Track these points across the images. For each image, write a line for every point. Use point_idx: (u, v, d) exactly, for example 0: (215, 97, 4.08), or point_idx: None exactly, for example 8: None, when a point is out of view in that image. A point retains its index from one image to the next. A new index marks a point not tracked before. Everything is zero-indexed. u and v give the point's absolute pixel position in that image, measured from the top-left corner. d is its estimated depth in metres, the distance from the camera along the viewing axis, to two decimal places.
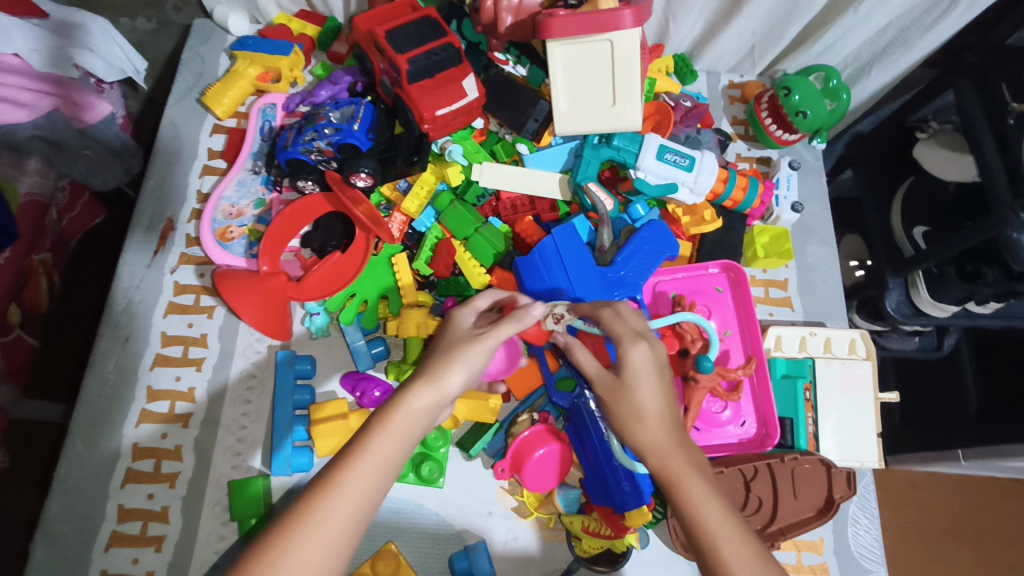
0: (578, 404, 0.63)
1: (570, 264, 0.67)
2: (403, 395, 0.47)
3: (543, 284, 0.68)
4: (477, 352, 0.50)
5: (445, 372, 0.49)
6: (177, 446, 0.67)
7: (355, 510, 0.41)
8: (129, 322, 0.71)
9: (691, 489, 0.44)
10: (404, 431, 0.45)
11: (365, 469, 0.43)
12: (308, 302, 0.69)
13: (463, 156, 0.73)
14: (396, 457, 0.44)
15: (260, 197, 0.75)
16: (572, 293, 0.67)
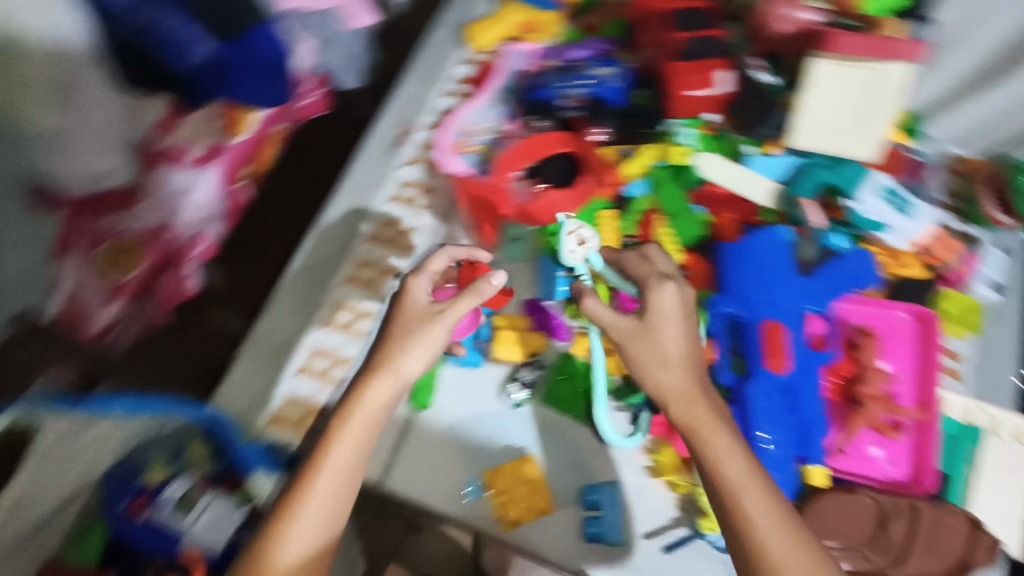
0: (746, 389, 0.65)
1: (771, 265, 0.70)
2: (364, 387, 0.54)
3: (740, 276, 0.70)
4: (433, 331, 0.56)
5: (402, 360, 0.55)
6: (371, 311, 0.76)
7: (336, 495, 0.50)
8: (359, 197, 0.82)
9: (722, 466, 0.50)
10: (362, 431, 0.53)
11: (340, 446, 0.52)
12: (515, 226, 0.77)
13: (694, 140, 0.78)
14: (359, 452, 0.52)
15: (496, 125, 0.83)
16: (767, 290, 0.69)
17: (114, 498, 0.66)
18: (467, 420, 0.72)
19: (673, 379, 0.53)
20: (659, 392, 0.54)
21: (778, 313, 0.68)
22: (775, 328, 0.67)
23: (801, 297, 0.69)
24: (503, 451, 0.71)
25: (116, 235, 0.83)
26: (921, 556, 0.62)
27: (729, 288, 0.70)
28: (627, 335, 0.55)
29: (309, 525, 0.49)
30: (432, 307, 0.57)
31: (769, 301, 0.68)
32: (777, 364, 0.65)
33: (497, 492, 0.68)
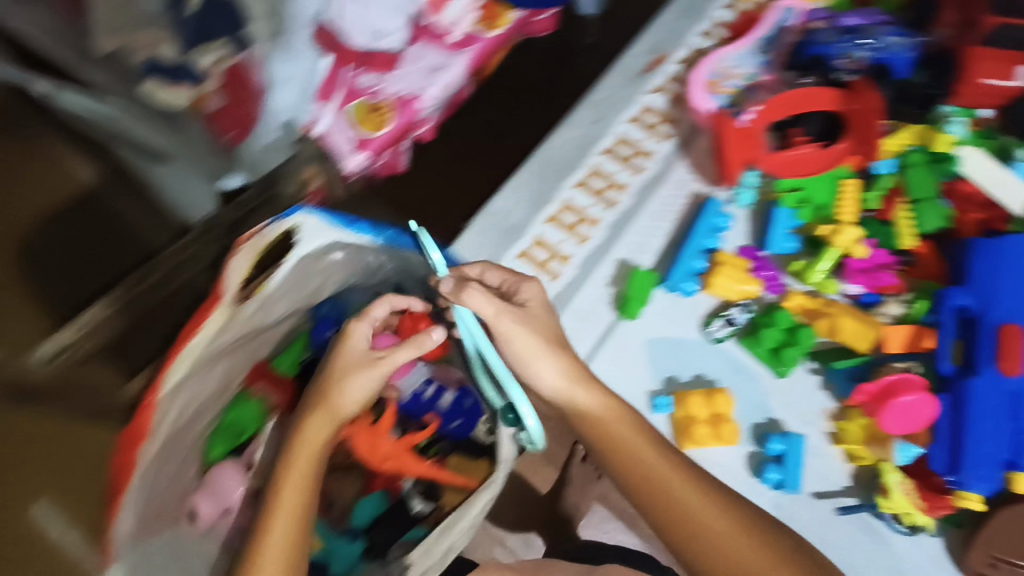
0: (970, 384, 0.65)
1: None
2: (301, 426, 0.59)
3: (989, 272, 0.68)
4: (371, 373, 0.60)
5: (338, 401, 0.59)
6: (598, 217, 0.78)
7: (290, 536, 0.55)
8: (604, 111, 0.84)
9: (655, 476, 0.57)
10: (306, 465, 0.57)
11: (303, 447, 0.58)
12: (748, 175, 0.79)
13: (960, 133, 0.75)
14: (310, 472, 0.58)
15: (754, 72, 0.83)
16: (1014, 299, 0.67)
17: (320, 326, 0.81)
18: (665, 341, 0.75)
19: (556, 373, 0.59)
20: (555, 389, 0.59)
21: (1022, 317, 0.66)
22: (1015, 331, 0.65)
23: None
24: (693, 378, 0.73)
25: (373, 93, 0.85)
26: None
27: (969, 283, 0.69)
28: (533, 351, 0.59)
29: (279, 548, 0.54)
30: (371, 352, 0.62)
31: (1014, 303, 0.67)
32: (1011, 368, 0.64)
33: (686, 413, 0.70)
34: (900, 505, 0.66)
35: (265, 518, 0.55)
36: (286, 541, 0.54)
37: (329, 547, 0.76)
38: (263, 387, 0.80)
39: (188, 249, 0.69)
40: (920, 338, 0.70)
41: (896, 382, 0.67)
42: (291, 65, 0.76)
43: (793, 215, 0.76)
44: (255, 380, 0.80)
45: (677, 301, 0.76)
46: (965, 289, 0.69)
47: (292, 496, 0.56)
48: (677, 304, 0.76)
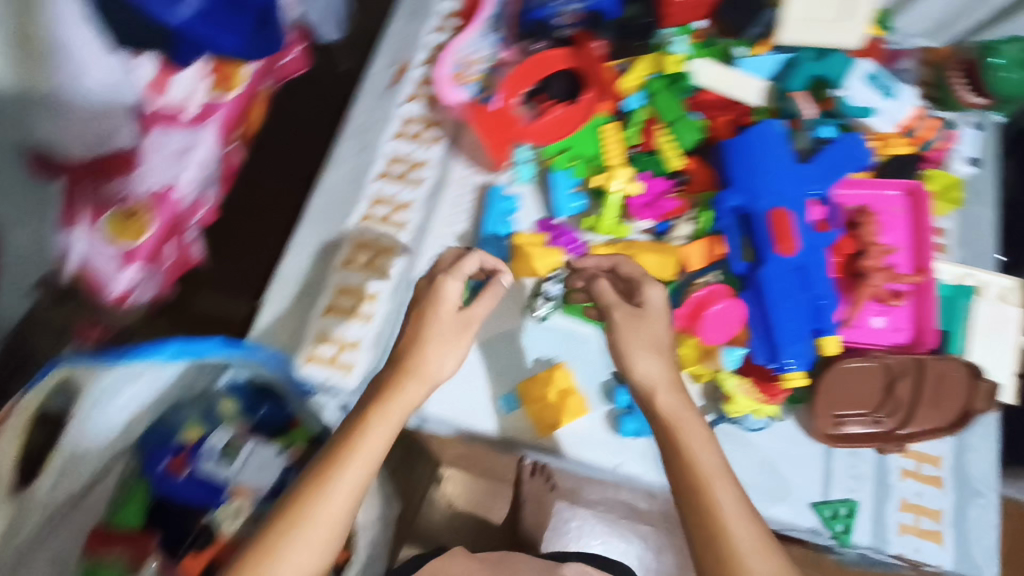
0: (757, 273, 0.70)
1: (767, 152, 0.73)
2: (391, 389, 0.51)
3: (742, 169, 0.73)
4: (450, 334, 0.55)
5: (428, 364, 0.53)
6: (391, 244, 0.77)
7: (323, 541, 0.45)
8: (365, 138, 0.82)
9: (720, 494, 0.46)
10: (338, 495, 0.46)
11: (399, 406, 0.51)
12: (519, 149, 0.79)
13: (685, 48, 0.81)
14: (355, 496, 0.47)
15: (493, 53, 0.82)
16: (774, 186, 0.72)
17: (154, 457, 0.75)
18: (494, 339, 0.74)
19: (675, 398, 0.51)
20: (664, 414, 0.51)
21: (784, 200, 0.71)
22: (780, 214, 0.70)
23: (801, 188, 0.72)
24: (534, 365, 0.74)
25: (122, 200, 0.80)
26: (931, 408, 0.70)
27: (732, 183, 0.73)
28: (632, 343, 0.53)
29: (298, 558, 0.44)
30: (457, 314, 0.56)
31: (769, 191, 0.71)
32: (784, 250, 0.70)
33: (534, 401, 0.71)
34: (745, 405, 0.70)
35: (307, 496, 0.46)
36: (322, 537, 0.45)
37: None
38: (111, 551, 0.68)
39: None
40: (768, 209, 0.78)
41: (704, 298, 0.71)
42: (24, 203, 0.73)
43: (570, 175, 0.78)
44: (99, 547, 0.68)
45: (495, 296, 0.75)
46: (733, 191, 0.73)
47: (341, 500, 0.46)
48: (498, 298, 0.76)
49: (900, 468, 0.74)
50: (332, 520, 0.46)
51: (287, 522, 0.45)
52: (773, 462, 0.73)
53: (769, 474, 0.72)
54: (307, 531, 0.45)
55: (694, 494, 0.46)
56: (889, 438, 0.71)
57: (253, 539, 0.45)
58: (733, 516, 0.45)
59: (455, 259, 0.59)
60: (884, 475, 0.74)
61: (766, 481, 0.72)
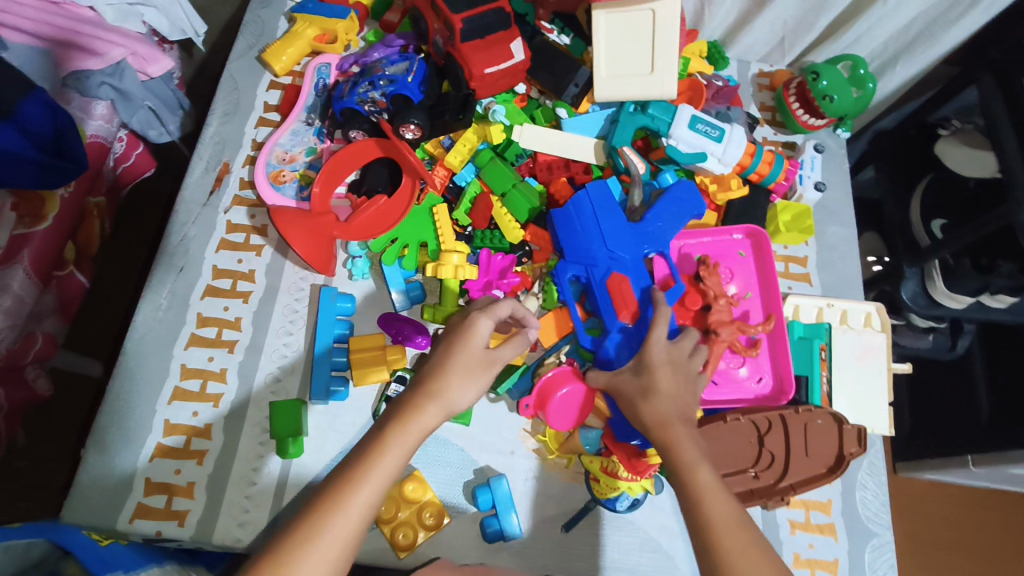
0: (602, 347, 0.68)
1: (595, 213, 0.71)
2: (418, 409, 0.51)
3: (572, 237, 0.71)
4: (483, 374, 0.55)
5: (450, 390, 0.53)
6: (222, 368, 0.71)
7: (348, 541, 0.44)
8: (185, 255, 0.76)
9: (685, 454, 0.51)
10: (377, 490, 0.46)
11: (417, 430, 0.50)
12: (352, 244, 0.75)
13: (505, 117, 0.78)
14: (382, 496, 0.47)
15: (312, 146, 0.80)
16: (609, 252, 0.70)
17: None
18: (340, 454, 0.68)
19: (659, 408, 0.54)
20: (655, 415, 0.54)
21: (619, 262, 0.70)
22: (616, 279, 0.68)
23: (636, 247, 0.70)
24: None
25: None
26: (802, 458, 0.66)
27: (565, 253, 0.71)
28: (667, 365, 0.57)
29: (328, 551, 0.43)
30: (489, 353, 0.56)
31: (600, 258, 0.70)
32: (626, 316, 0.67)
33: (385, 520, 0.65)
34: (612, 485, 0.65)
35: (325, 512, 0.44)
36: (352, 538, 0.44)
37: None
38: None
39: None
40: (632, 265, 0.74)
41: (552, 380, 0.68)
42: None
43: (403, 266, 0.75)
44: None
45: (334, 407, 0.70)
46: (568, 262, 0.71)
47: (358, 516, 0.45)
48: (339, 412, 0.71)
49: (790, 522, 0.69)
50: (338, 540, 0.44)
51: (299, 539, 0.43)
52: (654, 538, 0.67)
53: (652, 553, 0.67)
54: (340, 522, 0.44)
55: (670, 463, 0.51)
56: (770, 494, 0.66)
57: (289, 530, 0.44)
58: (736, 518, 0.47)
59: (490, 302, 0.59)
60: (773, 532, 0.68)
61: (653, 562, 0.66)
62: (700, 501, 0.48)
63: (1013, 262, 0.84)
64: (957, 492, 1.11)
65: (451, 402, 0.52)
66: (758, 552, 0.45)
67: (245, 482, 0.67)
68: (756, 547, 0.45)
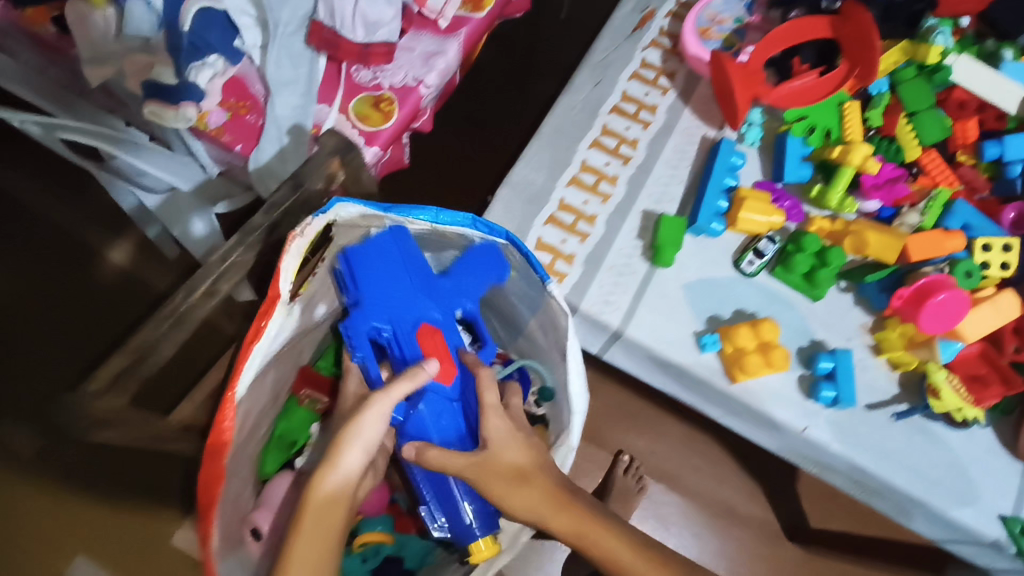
0: (465, 401, 0.70)
1: (400, 256, 0.70)
2: (310, 490, 0.55)
3: (376, 289, 0.70)
4: (368, 425, 0.58)
5: (346, 457, 0.57)
6: (615, 175, 0.80)
7: (311, 573, 0.53)
8: (603, 72, 0.85)
9: (587, 532, 0.58)
10: (316, 528, 0.54)
11: (340, 475, 0.56)
12: (754, 111, 0.80)
13: (946, 42, 0.78)
14: (333, 524, 0.55)
15: (740, 16, 0.85)
16: (393, 330, 0.70)
17: None
18: (699, 281, 0.76)
19: (536, 493, 0.59)
20: (517, 501, 0.59)
21: (435, 317, 0.72)
22: (426, 330, 0.71)
23: (429, 299, 0.72)
24: (734, 314, 0.75)
25: (374, 87, 0.86)
26: None
27: (363, 305, 0.70)
28: (507, 438, 0.61)
29: (301, 572, 0.52)
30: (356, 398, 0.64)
31: (408, 311, 0.71)
32: (442, 377, 0.70)
33: (733, 347, 0.72)
34: (950, 402, 0.69)
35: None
36: (308, 566, 0.53)
37: (400, 540, 0.80)
38: (310, 393, 0.80)
39: (228, 258, 0.64)
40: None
41: (927, 286, 0.70)
42: (288, 70, 0.85)
43: (803, 144, 0.78)
44: (301, 387, 0.80)
45: (703, 241, 0.78)
46: (371, 316, 0.70)
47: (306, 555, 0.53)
48: (711, 247, 0.78)
49: None
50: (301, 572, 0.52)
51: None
52: (962, 463, 0.72)
53: (956, 477, 0.71)
54: (299, 556, 0.53)
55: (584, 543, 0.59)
56: None
57: None
58: None
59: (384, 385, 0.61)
60: None
61: (954, 480, 0.71)
62: (617, 558, 0.57)
63: None
64: None
65: (341, 464, 0.56)
66: None
67: (614, 271, 0.76)
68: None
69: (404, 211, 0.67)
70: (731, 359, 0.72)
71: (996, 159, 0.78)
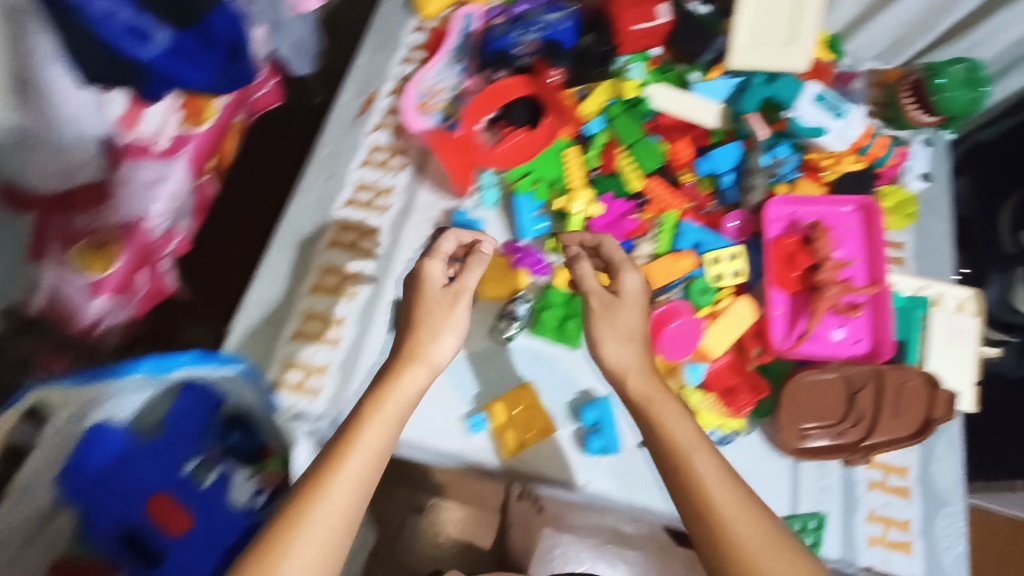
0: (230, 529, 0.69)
1: (122, 453, 0.69)
2: (393, 379, 0.54)
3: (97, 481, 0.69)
4: (457, 312, 0.58)
5: (431, 351, 0.56)
6: (358, 270, 0.78)
7: (336, 521, 0.47)
8: (333, 167, 0.84)
9: (696, 463, 0.51)
10: (353, 484, 0.48)
11: (398, 396, 0.53)
12: (484, 175, 0.81)
13: (640, 75, 0.83)
14: (370, 474, 0.50)
15: (456, 83, 0.85)
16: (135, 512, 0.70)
17: (101, 515, 0.70)
18: (461, 360, 0.75)
19: (635, 359, 0.57)
20: (708, 469, 0.50)
21: (168, 478, 0.71)
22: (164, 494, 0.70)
23: (159, 463, 0.71)
24: (500, 385, 0.75)
25: (92, 233, 0.82)
26: (891, 418, 0.71)
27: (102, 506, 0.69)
28: (608, 334, 0.58)
29: (301, 559, 0.45)
30: (447, 290, 0.59)
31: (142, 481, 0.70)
32: (181, 529, 0.69)
33: (500, 422, 0.71)
34: (709, 419, 0.72)
35: (309, 498, 0.47)
36: (339, 530, 0.47)
37: None
38: None
39: None
40: (746, 228, 0.80)
41: (664, 315, 0.74)
42: None
43: (532, 199, 0.80)
44: None
45: None
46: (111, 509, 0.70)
47: (375, 434, 0.51)
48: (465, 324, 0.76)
49: (868, 480, 0.74)
50: (330, 518, 0.47)
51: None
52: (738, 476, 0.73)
53: None
54: (306, 532, 0.46)
55: (681, 478, 0.51)
56: (854, 450, 0.71)
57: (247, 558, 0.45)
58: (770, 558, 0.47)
59: (433, 243, 0.62)
60: (851, 488, 0.74)
61: None
62: (748, 559, 0.47)
63: None
64: None
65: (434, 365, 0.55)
66: (784, 555, 0.47)
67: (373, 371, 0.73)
68: (773, 551, 0.47)
69: (125, 367, 0.63)
70: (502, 431, 0.71)
71: (711, 174, 0.83)
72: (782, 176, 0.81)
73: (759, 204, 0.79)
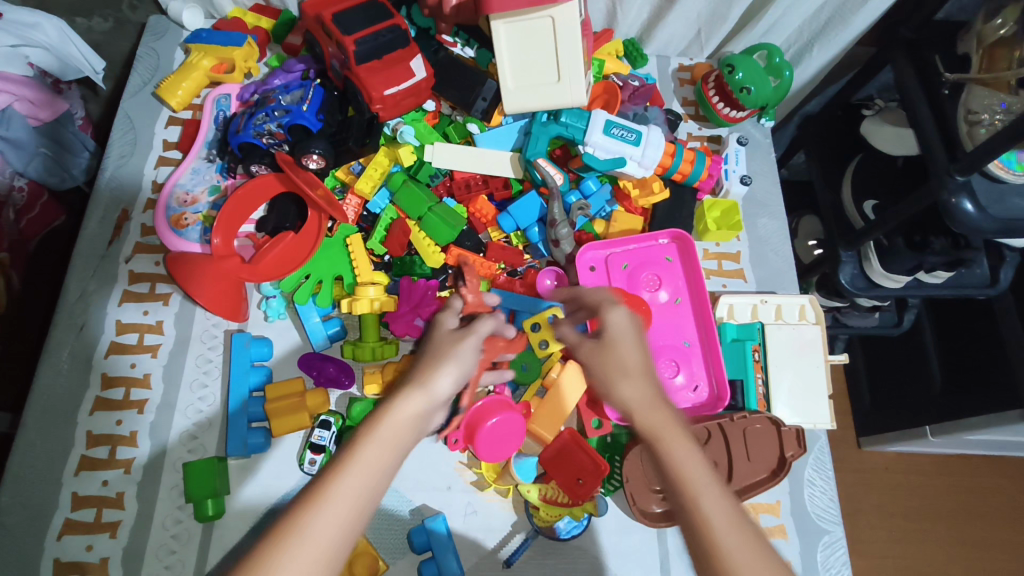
0: None
1: None
2: (393, 401, 0.47)
3: None
4: (465, 351, 0.52)
5: (435, 376, 0.49)
6: (132, 432, 0.67)
7: (336, 532, 0.41)
8: (84, 311, 0.71)
9: (687, 466, 0.44)
10: (354, 496, 0.42)
11: (397, 420, 0.46)
12: (263, 285, 0.71)
13: (414, 137, 0.74)
14: (379, 475, 0.44)
15: (215, 184, 0.75)
16: None
17: None
18: (261, 512, 0.65)
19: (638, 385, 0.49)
20: (685, 473, 0.44)
21: None
22: None
23: None
24: None
25: None
26: (744, 463, 0.65)
27: None
28: (613, 369, 0.50)
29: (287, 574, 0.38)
30: (460, 332, 0.55)
31: None
32: None
33: None
34: (552, 512, 0.65)
35: (304, 508, 0.41)
36: (329, 543, 0.40)
37: None
38: None
39: None
40: (562, 284, 0.73)
41: (482, 409, 0.64)
42: None
43: (317, 304, 0.71)
44: None
45: (255, 461, 0.66)
46: None
47: (374, 454, 0.44)
48: (262, 465, 0.67)
49: None
50: (323, 537, 0.40)
51: None
52: (603, 563, 0.66)
53: None
54: (294, 547, 0.39)
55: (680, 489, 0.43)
56: None
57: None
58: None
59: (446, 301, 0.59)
60: None
61: None
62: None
63: (943, 237, 0.88)
64: (909, 457, 1.17)
65: (433, 390, 0.48)
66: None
67: (165, 551, 0.63)
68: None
69: None
70: None
71: (517, 229, 0.74)
72: (594, 214, 0.76)
73: (570, 255, 0.72)
